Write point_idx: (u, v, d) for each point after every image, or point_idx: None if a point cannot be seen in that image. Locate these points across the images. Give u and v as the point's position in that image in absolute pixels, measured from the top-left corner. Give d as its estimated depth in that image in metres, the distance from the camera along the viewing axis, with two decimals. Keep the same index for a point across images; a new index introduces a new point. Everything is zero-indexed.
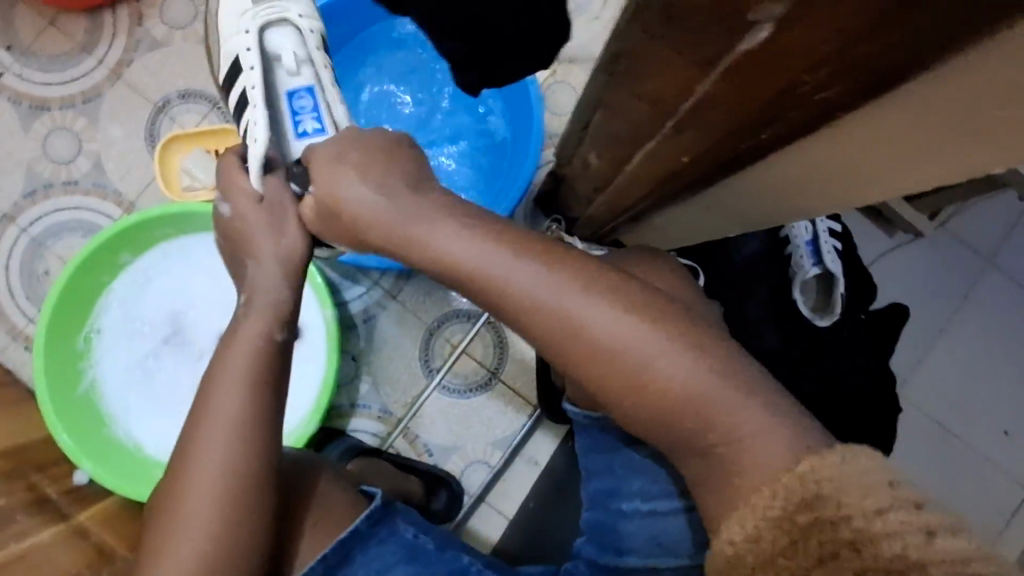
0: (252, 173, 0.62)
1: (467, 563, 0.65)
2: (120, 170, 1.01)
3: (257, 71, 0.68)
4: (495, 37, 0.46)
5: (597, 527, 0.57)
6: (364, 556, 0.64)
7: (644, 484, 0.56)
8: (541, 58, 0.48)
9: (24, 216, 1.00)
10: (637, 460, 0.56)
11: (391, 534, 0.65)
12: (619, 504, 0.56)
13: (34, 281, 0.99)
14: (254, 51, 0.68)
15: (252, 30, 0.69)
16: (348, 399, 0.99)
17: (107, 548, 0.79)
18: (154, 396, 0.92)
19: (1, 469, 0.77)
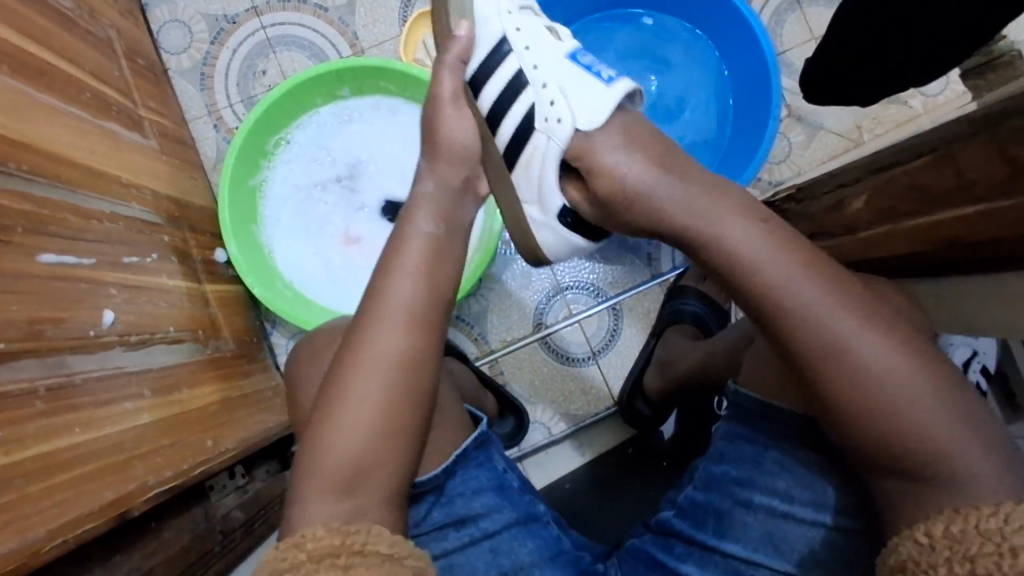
0: (550, 169, 0.66)
1: (540, 512, 0.65)
2: (367, 19, 1.05)
3: (547, 92, 0.66)
4: (915, 29, 0.50)
5: (702, 507, 0.59)
6: (463, 474, 0.65)
7: (790, 487, 0.56)
8: (925, 68, 0.52)
9: (270, 16, 1.05)
10: (794, 461, 0.56)
11: (486, 461, 0.66)
12: (749, 495, 0.57)
13: (249, 76, 1.05)
14: (539, 70, 0.67)
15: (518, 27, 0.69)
16: (472, 316, 1.02)
17: (217, 323, 0.84)
18: (304, 220, 0.97)
19: (170, 211, 0.83)
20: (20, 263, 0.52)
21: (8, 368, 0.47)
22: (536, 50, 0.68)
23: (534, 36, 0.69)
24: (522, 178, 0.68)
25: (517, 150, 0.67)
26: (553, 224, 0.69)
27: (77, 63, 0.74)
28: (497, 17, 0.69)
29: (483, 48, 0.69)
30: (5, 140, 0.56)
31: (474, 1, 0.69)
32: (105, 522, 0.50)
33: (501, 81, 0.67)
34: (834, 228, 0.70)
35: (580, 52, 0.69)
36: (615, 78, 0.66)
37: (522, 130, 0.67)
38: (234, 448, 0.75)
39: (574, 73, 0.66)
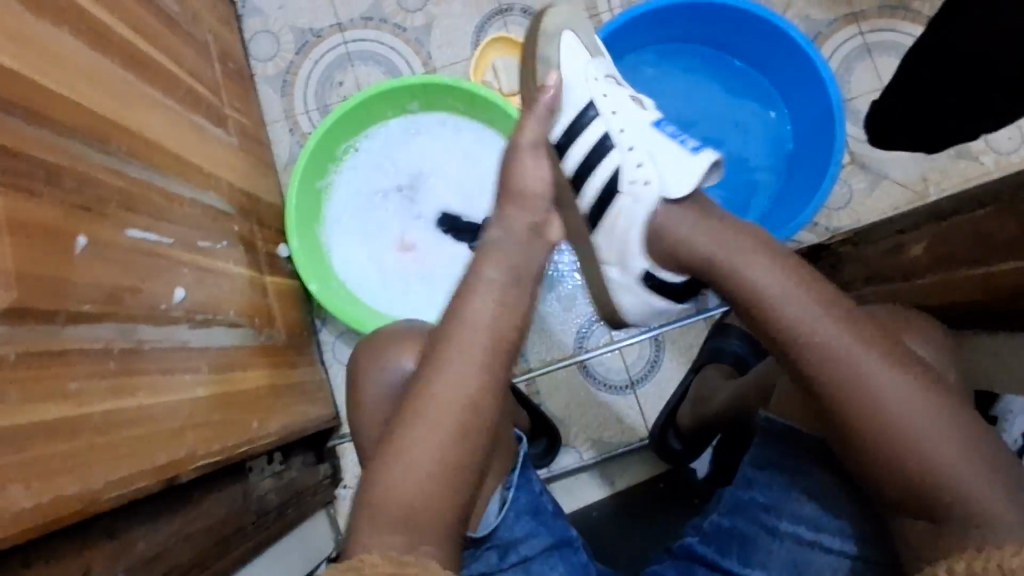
0: (634, 234, 0.69)
1: (574, 537, 0.68)
2: (442, 40, 1.10)
3: (642, 166, 0.68)
4: (972, 76, 0.56)
5: (729, 532, 0.59)
6: (509, 499, 0.67)
7: (816, 515, 0.58)
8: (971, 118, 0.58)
9: (352, 32, 1.11)
10: (821, 488, 0.58)
11: (525, 484, 0.69)
12: (774, 521, 0.58)
13: (326, 86, 1.11)
14: (634, 147, 0.69)
15: (607, 94, 0.72)
16: None
17: (272, 313, 0.88)
18: (364, 223, 1.01)
19: (243, 205, 0.88)
20: (112, 235, 0.57)
21: (89, 327, 0.51)
22: (622, 113, 0.72)
23: (621, 102, 0.72)
24: (605, 241, 0.71)
25: (601, 212, 0.71)
26: (633, 286, 0.72)
27: (177, 61, 0.80)
28: (585, 84, 0.73)
29: (570, 114, 0.72)
30: (109, 123, 0.61)
31: (561, 75, 0.73)
32: (155, 483, 0.53)
33: (589, 145, 0.71)
34: (893, 273, 0.70)
35: (663, 122, 0.72)
36: (695, 150, 0.70)
37: (607, 192, 0.70)
38: (275, 433, 0.78)
39: (663, 143, 0.69)
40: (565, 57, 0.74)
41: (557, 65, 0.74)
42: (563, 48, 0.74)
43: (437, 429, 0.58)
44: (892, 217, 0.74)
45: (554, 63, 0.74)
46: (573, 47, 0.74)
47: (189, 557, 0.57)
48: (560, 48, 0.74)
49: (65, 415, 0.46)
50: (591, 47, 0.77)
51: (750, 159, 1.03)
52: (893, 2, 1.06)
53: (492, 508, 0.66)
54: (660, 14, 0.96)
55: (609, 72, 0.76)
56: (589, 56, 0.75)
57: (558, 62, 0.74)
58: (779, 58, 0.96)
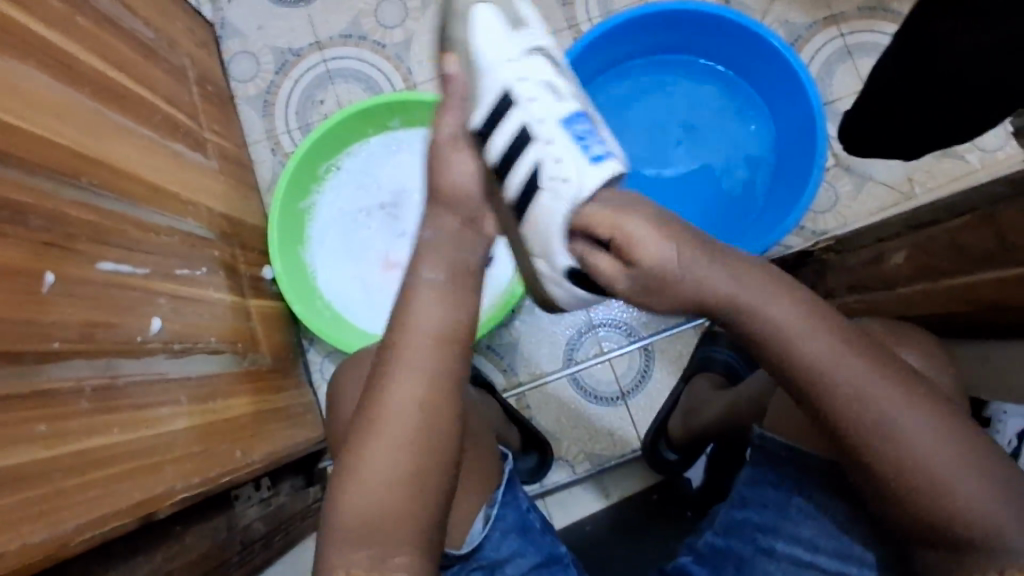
0: (557, 241, 0.61)
1: (564, 555, 0.67)
2: (422, 56, 1.10)
3: (552, 156, 0.61)
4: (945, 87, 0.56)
5: (722, 552, 0.61)
6: (497, 516, 0.65)
7: (813, 536, 0.58)
8: (947, 127, 0.58)
9: (331, 50, 1.11)
10: (818, 509, 0.58)
11: (513, 500, 0.67)
12: (771, 542, 0.59)
13: (307, 105, 1.11)
14: (550, 139, 0.62)
15: (517, 70, 0.65)
16: (499, 346, 1.02)
17: (256, 337, 0.88)
18: (347, 242, 1.01)
19: (223, 229, 0.88)
20: (82, 270, 0.57)
21: (59, 366, 0.51)
22: (538, 97, 0.64)
23: (538, 86, 0.65)
24: (535, 235, 0.63)
25: (523, 208, 0.63)
26: (560, 281, 0.63)
27: (152, 88, 0.80)
28: (503, 66, 0.65)
29: (487, 99, 0.65)
30: (80, 156, 0.61)
31: (476, 58, 0.66)
32: (131, 521, 0.53)
33: (508, 134, 0.63)
34: (873, 280, 0.70)
35: (581, 117, 0.65)
36: (601, 156, 0.61)
37: (528, 188, 0.62)
38: (259, 461, 0.77)
39: (560, 140, 0.62)
40: (478, 42, 0.66)
41: (468, 48, 0.67)
42: (475, 27, 0.67)
43: (419, 455, 0.57)
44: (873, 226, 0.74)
45: (465, 47, 0.67)
46: (490, 21, 0.67)
47: None
48: (473, 26, 0.67)
49: (33, 460, 0.45)
50: (512, 19, 0.68)
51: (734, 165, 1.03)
52: (872, 3, 1.06)
53: (477, 526, 0.64)
54: (639, 23, 0.95)
55: (532, 43, 0.68)
56: (510, 29, 0.67)
57: (471, 46, 0.67)
58: (761, 66, 0.96)
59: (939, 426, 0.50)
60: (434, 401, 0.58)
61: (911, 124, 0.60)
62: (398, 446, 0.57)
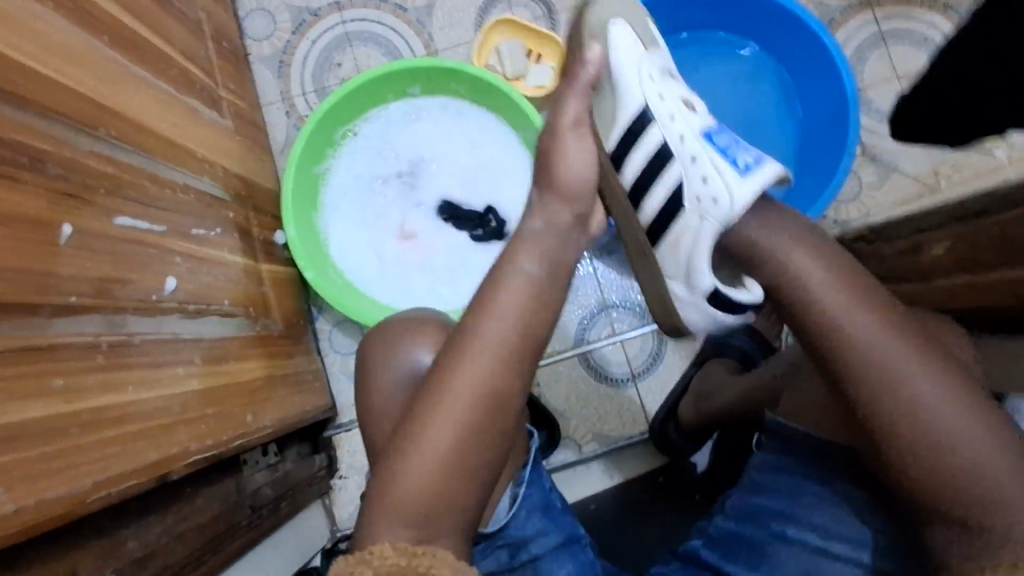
0: (704, 248, 0.64)
1: (581, 535, 0.67)
2: (445, 22, 1.07)
3: (725, 192, 0.63)
4: (1004, 72, 0.54)
5: (735, 537, 0.60)
6: (523, 496, 0.66)
7: (826, 522, 0.57)
8: (999, 115, 0.56)
9: (351, 12, 1.08)
10: (831, 495, 0.58)
11: (537, 481, 0.67)
12: (784, 528, 0.58)
13: (324, 67, 1.08)
14: (704, 163, 0.64)
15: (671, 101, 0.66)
16: None
17: (268, 302, 0.86)
18: (363, 209, 0.99)
19: (238, 190, 0.86)
20: (100, 224, 0.55)
21: (77, 320, 0.50)
22: (678, 113, 0.66)
23: (679, 103, 0.67)
24: (669, 257, 0.67)
25: (664, 228, 0.67)
26: (698, 303, 0.67)
27: (169, 40, 0.77)
28: (641, 84, 0.65)
29: (626, 120, 0.65)
30: (97, 106, 0.59)
31: (613, 67, 0.65)
32: (145, 481, 0.52)
33: (645, 153, 0.66)
34: (907, 273, 0.69)
35: (721, 132, 0.67)
36: (753, 166, 0.63)
37: (670, 206, 0.66)
38: (270, 426, 0.76)
39: (717, 162, 0.64)
40: (618, 59, 0.65)
41: (606, 65, 0.66)
42: (611, 45, 0.65)
43: (439, 430, 0.56)
44: (911, 216, 0.72)
45: (602, 48, 0.65)
46: (626, 33, 0.66)
47: (180, 556, 0.56)
48: (613, 43, 0.65)
49: (49, 415, 0.44)
50: (646, 38, 0.68)
51: (761, 151, 1.00)
52: None
53: (503, 505, 0.65)
54: None
55: (666, 65, 0.69)
56: (646, 47, 0.67)
57: (609, 58, 0.65)
58: (798, 52, 0.94)
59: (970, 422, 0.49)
60: (454, 373, 0.58)
61: (962, 110, 0.58)
62: (420, 419, 0.56)
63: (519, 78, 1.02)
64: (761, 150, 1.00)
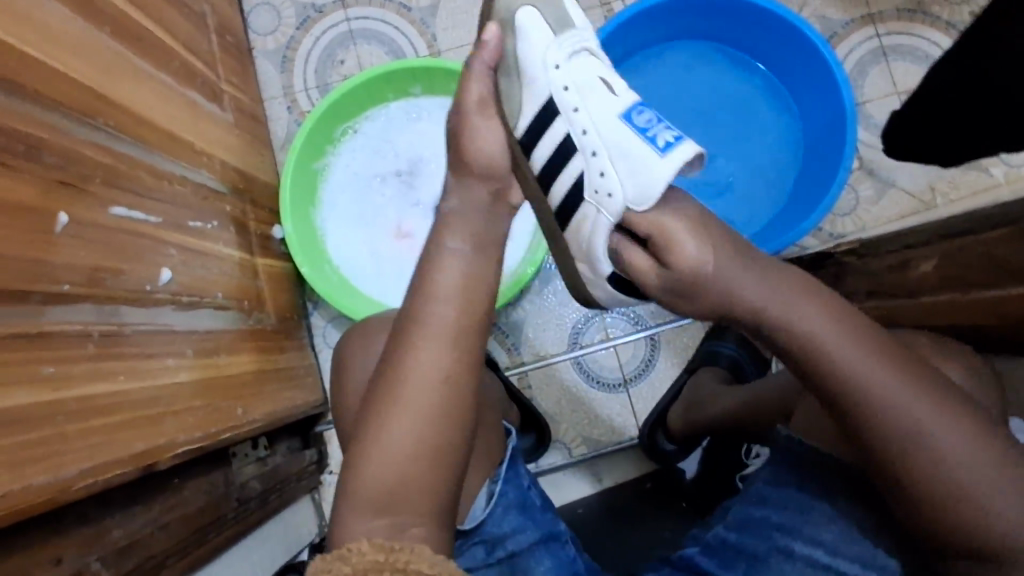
0: (600, 239, 0.62)
1: (561, 531, 0.67)
2: (447, 23, 1.07)
3: (608, 177, 0.61)
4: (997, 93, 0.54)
5: (733, 546, 0.61)
6: (499, 492, 0.66)
7: (834, 540, 0.58)
8: (989, 135, 0.56)
9: (355, 9, 1.08)
10: (841, 514, 0.59)
11: (513, 477, 0.68)
12: (788, 542, 0.59)
13: (327, 64, 1.08)
14: (602, 151, 0.61)
15: (574, 87, 0.63)
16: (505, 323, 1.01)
17: (263, 297, 0.87)
18: (360, 207, 0.99)
19: (236, 185, 0.86)
20: (94, 213, 0.55)
21: (68, 309, 0.50)
22: (584, 105, 0.63)
23: (585, 89, 0.63)
24: (574, 242, 0.66)
25: (569, 214, 0.65)
26: (601, 283, 0.66)
27: (172, 33, 0.77)
28: (545, 72, 0.63)
29: (529, 112, 0.64)
30: (96, 96, 0.59)
31: (520, 63, 0.64)
32: (131, 471, 0.52)
33: (550, 144, 0.64)
34: (895, 288, 0.70)
35: (640, 110, 0.62)
36: (672, 143, 0.58)
37: (574, 196, 0.64)
38: (259, 419, 0.77)
39: (613, 143, 0.61)
40: (524, 43, 0.64)
41: (516, 57, 0.64)
42: (521, 33, 0.64)
43: (427, 431, 0.56)
44: (898, 233, 0.73)
45: (506, 44, 0.64)
46: (533, 23, 0.63)
47: (164, 547, 0.56)
48: (519, 34, 0.64)
49: (37, 402, 0.45)
50: (556, 26, 0.64)
51: (760, 165, 1.01)
52: (912, 5, 1.03)
53: (479, 502, 0.65)
54: (679, 4, 0.92)
55: (581, 43, 0.64)
56: (554, 33, 0.64)
57: (517, 51, 0.64)
58: (800, 69, 0.94)
59: (948, 439, 0.50)
60: (444, 375, 0.58)
61: (954, 131, 0.59)
62: (406, 417, 0.56)
63: None
64: (760, 162, 1.01)
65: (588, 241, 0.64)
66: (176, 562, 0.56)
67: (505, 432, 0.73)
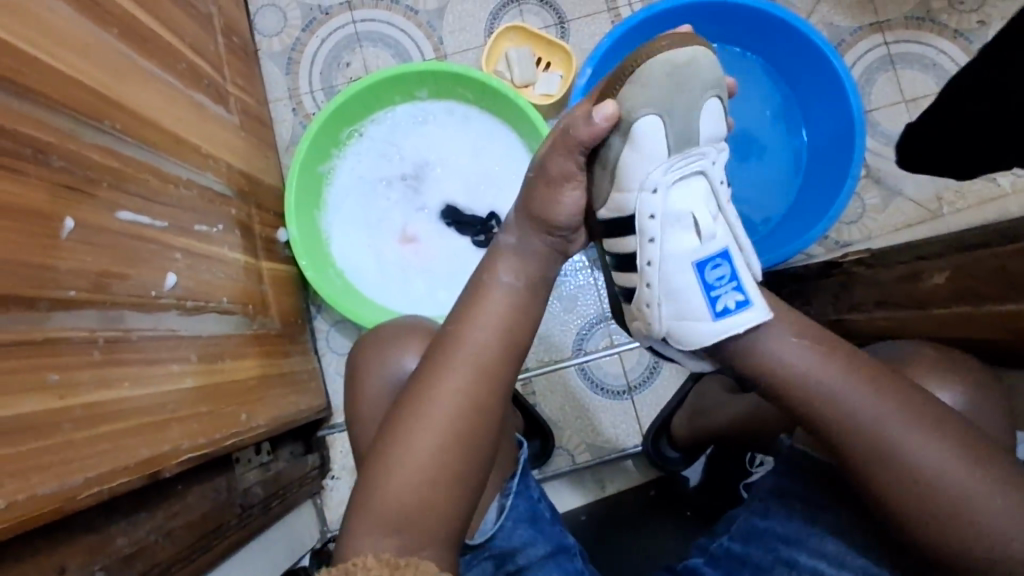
0: (642, 337, 0.67)
1: (570, 544, 0.66)
2: (454, 27, 1.07)
3: (656, 307, 0.63)
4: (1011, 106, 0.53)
5: (738, 557, 0.62)
6: (509, 504, 0.65)
7: (840, 552, 0.57)
8: (1003, 148, 0.56)
9: (362, 12, 1.08)
10: (843, 525, 0.58)
11: (522, 490, 0.67)
12: (792, 554, 0.59)
13: (333, 66, 1.08)
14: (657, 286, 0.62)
15: (659, 211, 0.59)
16: None
17: (267, 300, 0.86)
18: (364, 211, 0.99)
19: (241, 188, 0.85)
20: (99, 217, 0.55)
21: (73, 314, 0.49)
22: (663, 242, 0.61)
23: (677, 222, 0.60)
24: (628, 312, 0.70)
25: (625, 296, 0.68)
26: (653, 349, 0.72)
27: (178, 35, 0.77)
28: (642, 190, 0.59)
29: (613, 212, 0.62)
30: (102, 99, 0.58)
31: (621, 166, 0.59)
32: (136, 479, 0.52)
33: (624, 247, 0.63)
34: (904, 298, 0.69)
35: (720, 259, 0.60)
36: (731, 310, 0.59)
37: (630, 292, 0.67)
38: (263, 425, 0.76)
39: (690, 294, 0.61)
40: (637, 155, 0.57)
41: (619, 163, 0.59)
42: (636, 144, 0.57)
43: (434, 441, 0.56)
44: (910, 244, 0.73)
45: (622, 137, 0.57)
46: (653, 136, 0.56)
47: (169, 555, 0.55)
48: (634, 140, 0.57)
49: (42, 410, 0.44)
50: (679, 141, 0.57)
51: (767, 172, 1.00)
52: (921, 13, 1.03)
53: (490, 516, 0.65)
54: (689, 8, 0.92)
55: (698, 165, 0.59)
56: (670, 154, 0.57)
57: (625, 148, 0.58)
58: (808, 76, 0.94)
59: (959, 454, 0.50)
60: (451, 384, 0.57)
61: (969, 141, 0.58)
62: (414, 426, 0.56)
63: (526, 85, 1.02)
64: (767, 169, 1.00)
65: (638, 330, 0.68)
66: (180, 570, 0.56)
67: (517, 443, 0.72)
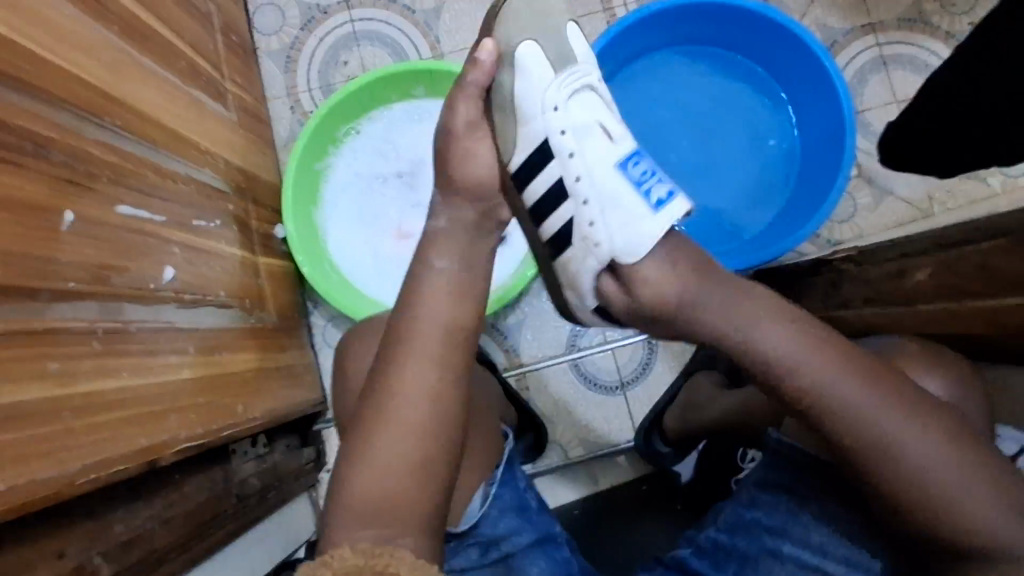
0: (586, 280, 0.64)
1: (557, 533, 0.68)
2: (450, 26, 1.08)
3: (597, 226, 0.62)
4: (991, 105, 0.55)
5: (726, 549, 0.63)
6: (497, 494, 0.67)
7: (821, 541, 0.60)
8: (982, 146, 0.57)
9: (359, 11, 1.09)
10: (829, 517, 0.60)
11: (510, 481, 0.69)
12: (776, 543, 0.61)
13: (330, 65, 1.09)
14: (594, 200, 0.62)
15: (570, 128, 0.63)
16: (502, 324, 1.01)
17: (264, 295, 0.87)
18: (361, 208, 1.00)
19: (239, 184, 0.87)
20: (99, 210, 0.56)
21: (73, 305, 0.50)
22: (581, 154, 0.63)
23: (588, 132, 0.63)
24: (563, 274, 0.68)
25: (561, 247, 0.66)
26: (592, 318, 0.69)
27: (178, 33, 0.78)
28: (543, 110, 0.63)
29: (527, 148, 0.64)
30: (103, 95, 0.59)
31: (520, 98, 0.64)
32: (134, 466, 0.53)
33: (545, 181, 0.64)
34: (891, 295, 0.71)
35: (636, 158, 0.63)
36: (664, 200, 0.61)
37: (563, 234, 0.65)
38: (260, 417, 0.77)
39: (623, 199, 0.62)
40: (525, 82, 0.63)
41: (512, 93, 0.64)
42: (521, 71, 0.63)
43: (424, 432, 0.57)
44: (896, 241, 0.74)
45: (506, 77, 0.64)
46: (533, 59, 0.63)
47: (165, 542, 0.56)
48: (520, 69, 0.63)
49: (43, 397, 0.45)
50: (557, 61, 0.64)
51: (759, 171, 1.01)
52: (912, 15, 1.04)
53: (476, 503, 0.66)
54: (684, 8, 0.93)
55: (586, 80, 0.65)
56: (554, 71, 0.64)
57: (517, 82, 0.64)
58: (800, 76, 0.95)
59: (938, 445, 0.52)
60: None
61: (949, 140, 0.60)
62: (406, 417, 0.57)
63: None
64: (760, 168, 1.02)
65: (584, 283, 0.65)
66: (177, 558, 0.57)
67: (504, 435, 0.73)
